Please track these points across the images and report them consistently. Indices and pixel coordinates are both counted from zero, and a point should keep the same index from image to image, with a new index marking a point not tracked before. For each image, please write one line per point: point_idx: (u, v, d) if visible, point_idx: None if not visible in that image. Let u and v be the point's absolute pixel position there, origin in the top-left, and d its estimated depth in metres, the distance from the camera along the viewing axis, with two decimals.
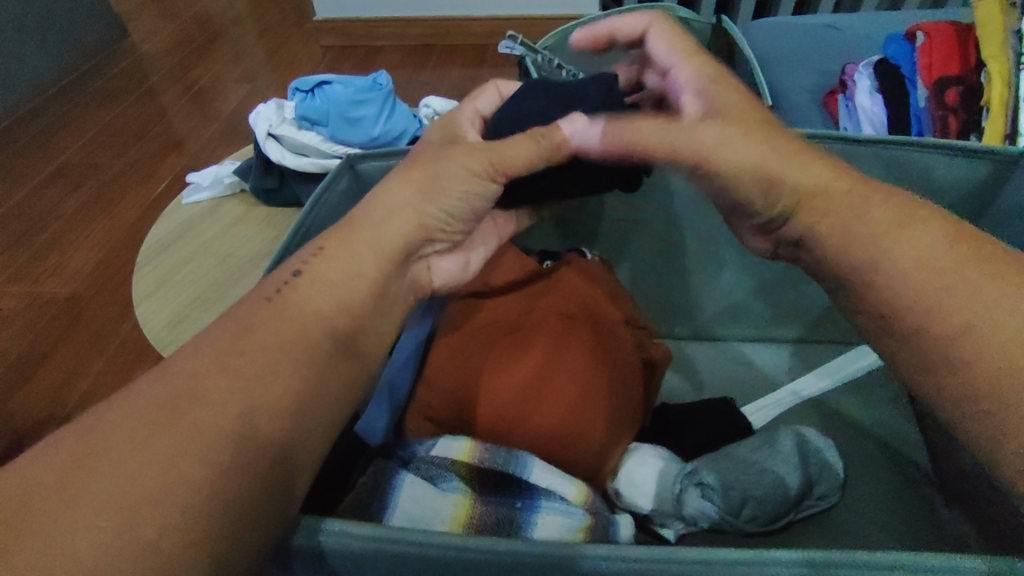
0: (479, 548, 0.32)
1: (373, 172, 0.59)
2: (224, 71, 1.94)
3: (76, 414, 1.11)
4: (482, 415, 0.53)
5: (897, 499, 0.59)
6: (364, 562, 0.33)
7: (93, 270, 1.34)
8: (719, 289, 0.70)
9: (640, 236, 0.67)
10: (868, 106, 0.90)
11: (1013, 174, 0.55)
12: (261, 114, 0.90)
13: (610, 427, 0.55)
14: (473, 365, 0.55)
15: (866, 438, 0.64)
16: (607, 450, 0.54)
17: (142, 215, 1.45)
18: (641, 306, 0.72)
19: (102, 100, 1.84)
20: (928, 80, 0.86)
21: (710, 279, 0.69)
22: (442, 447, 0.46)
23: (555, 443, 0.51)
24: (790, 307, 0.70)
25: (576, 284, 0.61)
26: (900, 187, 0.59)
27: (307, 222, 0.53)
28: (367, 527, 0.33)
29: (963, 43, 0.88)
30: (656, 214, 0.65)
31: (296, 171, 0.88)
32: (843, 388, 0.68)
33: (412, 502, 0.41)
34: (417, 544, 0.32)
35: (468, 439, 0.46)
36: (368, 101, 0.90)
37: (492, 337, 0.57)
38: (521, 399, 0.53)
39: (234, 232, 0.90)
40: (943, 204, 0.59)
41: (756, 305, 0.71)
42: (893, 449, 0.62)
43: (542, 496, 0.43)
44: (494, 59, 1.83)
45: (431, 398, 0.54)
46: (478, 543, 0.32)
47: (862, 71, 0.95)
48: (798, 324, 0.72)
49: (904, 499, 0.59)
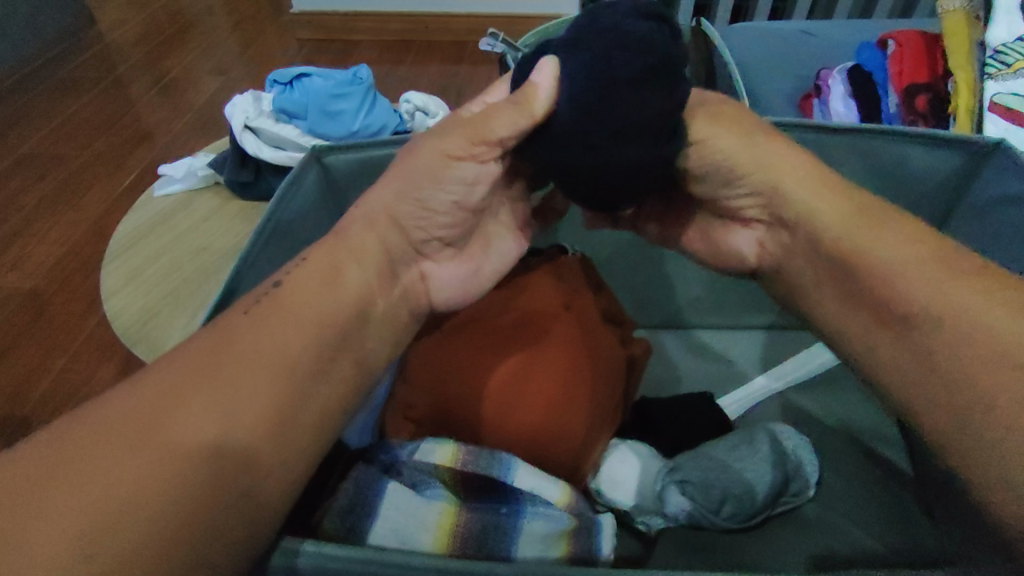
0: (461, 569, 0.32)
1: (343, 165, 0.59)
2: (196, 62, 1.89)
3: (38, 412, 1.07)
4: (461, 412, 0.52)
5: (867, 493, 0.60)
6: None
7: (56, 264, 1.30)
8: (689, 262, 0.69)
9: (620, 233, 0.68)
10: (842, 113, 0.92)
11: (984, 169, 0.56)
12: (238, 105, 0.88)
13: (591, 427, 0.55)
14: (453, 364, 0.55)
15: (828, 429, 0.66)
16: (585, 448, 0.54)
17: (108, 208, 1.41)
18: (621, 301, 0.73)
19: (66, 90, 1.78)
20: (897, 88, 0.90)
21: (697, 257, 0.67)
22: (425, 451, 0.45)
23: (533, 444, 0.52)
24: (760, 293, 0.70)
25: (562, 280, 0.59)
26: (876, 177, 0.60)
27: (276, 219, 0.53)
28: (343, 547, 0.33)
29: (931, 52, 0.92)
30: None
31: (272, 164, 0.87)
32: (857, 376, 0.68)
33: (395, 511, 0.41)
34: (395, 566, 0.32)
35: (451, 442, 0.45)
36: (348, 95, 0.88)
37: (472, 334, 0.57)
38: (504, 398, 0.53)
39: (208, 225, 0.88)
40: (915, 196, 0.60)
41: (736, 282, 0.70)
42: (849, 439, 0.65)
43: (527, 501, 0.43)
44: (473, 56, 1.82)
45: (408, 395, 0.54)
46: (458, 565, 0.33)
47: (837, 78, 0.97)
48: (772, 313, 0.73)
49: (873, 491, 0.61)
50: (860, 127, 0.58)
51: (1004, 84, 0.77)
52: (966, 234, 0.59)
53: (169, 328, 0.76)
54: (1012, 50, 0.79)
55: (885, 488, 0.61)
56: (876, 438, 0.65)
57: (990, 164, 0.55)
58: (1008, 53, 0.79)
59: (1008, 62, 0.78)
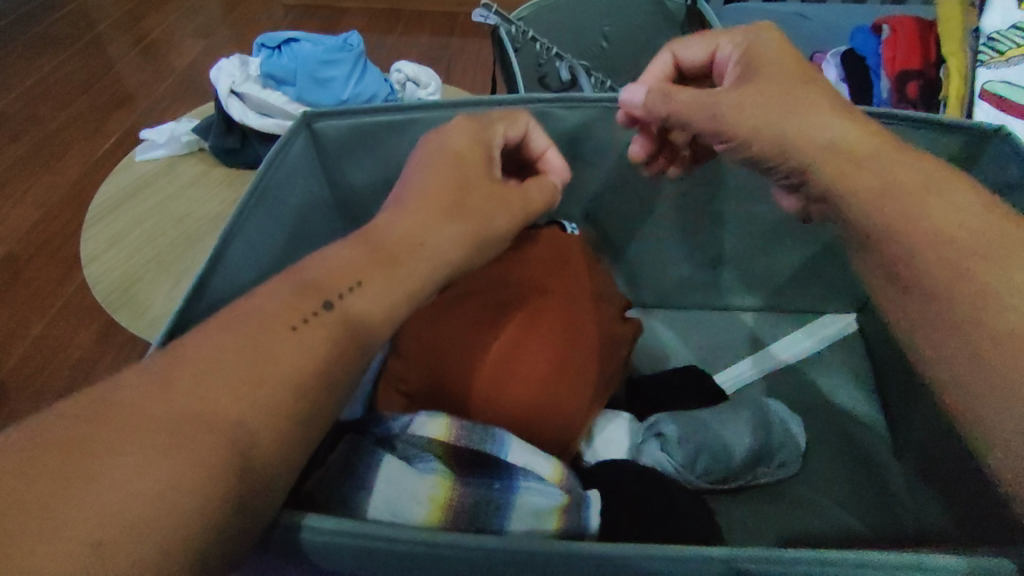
0: (448, 545, 0.33)
1: (330, 132, 0.57)
2: (177, 24, 1.83)
3: (14, 379, 1.05)
4: (454, 387, 0.53)
5: (851, 474, 0.63)
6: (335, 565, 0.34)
7: (32, 228, 1.26)
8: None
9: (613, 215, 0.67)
10: (834, 93, 0.95)
11: (985, 151, 0.57)
12: (224, 69, 0.85)
13: (583, 404, 0.55)
14: (446, 339, 0.55)
15: (818, 412, 0.67)
16: (579, 427, 0.54)
17: (87, 172, 1.37)
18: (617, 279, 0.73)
19: (41, 48, 1.72)
20: (890, 73, 0.91)
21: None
22: (419, 425, 0.46)
23: (528, 422, 0.52)
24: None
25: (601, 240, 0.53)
26: None
27: (263, 187, 0.51)
28: (342, 521, 0.33)
29: (925, 38, 0.92)
30: None
31: (259, 132, 0.85)
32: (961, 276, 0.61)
33: (387, 484, 0.41)
34: (386, 540, 0.33)
35: (445, 418, 0.46)
36: (337, 62, 0.85)
37: (466, 309, 0.57)
38: (496, 373, 0.53)
39: (192, 191, 0.86)
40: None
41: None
42: (841, 421, 0.67)
43: (521, 476, 0.44)
44: (464, 28, 1.79)
45: (402, 371, 0.54)
46: (446, 539, 0.33)
47: (829, 61, 1.01)
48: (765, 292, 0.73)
49: (856, 474, 0.63)
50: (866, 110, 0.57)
51: (995, 72, 0.78)
52: None
53: (153, 295, 0.74)
54: (1005, 38, 0.79)
55: (869, 470, 0.63)
56: (867, 423, 0.67)
57: (990, 146, 0.56)
58: (1001, 41, 0.79)
59: (999, 50, 0.79)
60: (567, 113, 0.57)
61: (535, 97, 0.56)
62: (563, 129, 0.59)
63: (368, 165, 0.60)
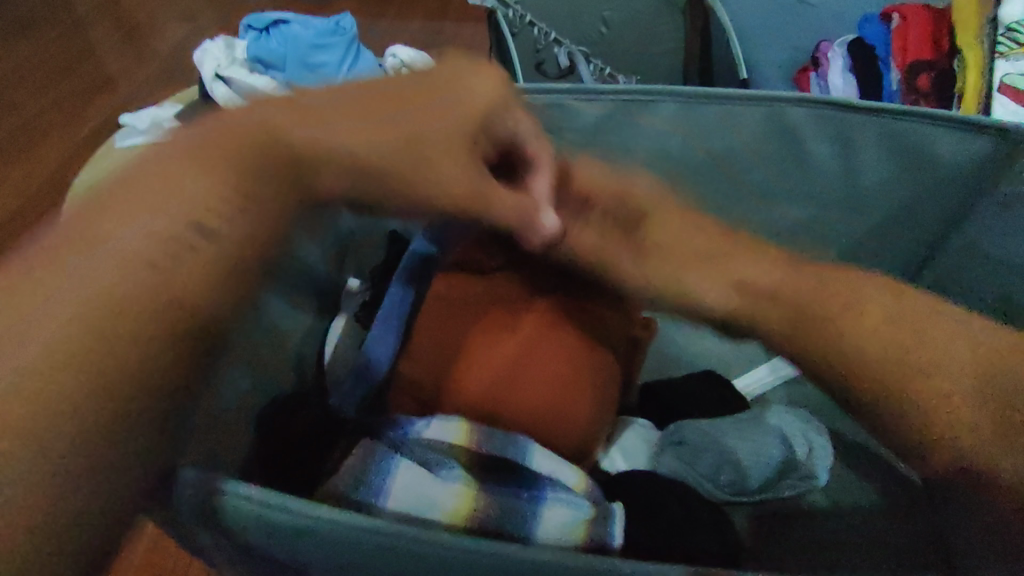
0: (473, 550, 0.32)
1: None
2: (161, 6, 1.77)
3: None
4: (465, 393, 0.52)
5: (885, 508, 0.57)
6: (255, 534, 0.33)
7: (8, 218, 1.21)
8: (819, 138, 0.57)
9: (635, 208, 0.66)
10: (840, 84, 0.93)
11: (1011, 156, 0.53)
12: (207, 51, 0.81)
13: (595, 409, 0.55)
14: (456, 339, 0.54)
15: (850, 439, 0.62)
16: (589, 433, 0.54)
17: (66, 160, 1.32)
18: None
19: (17, 29, 1.65)
20: (902, 63, 0.89)
21: (826, 149, 0.58)
22: (437, 431, 0.47)
23: (535, 424, 0.51)
24: (904, 208, 0.60)
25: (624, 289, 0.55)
26: (899, 161, 0.57)
27: None
28: (267, 491, 0.33)
29: (936, 28, 0.90)
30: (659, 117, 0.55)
31: (244, 117, 0.80)
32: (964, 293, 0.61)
33: (407, 490, 0.39)
34: (407, 541, 0.32)
35: (464, 423, 0.47)
36: (330, 46, 0.81)
37: (479, 308, 0.56)
38: (509, 379, 0.52)
39: None
40: (944, 187, 0.57)
41: (868, 198, 0.60)
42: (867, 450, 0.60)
43: (548, 486, 0.44)
44: (458, 12, 1.74)
45: (410, 355, 0.54)
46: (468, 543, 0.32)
47: (836, 50, 0.97)
48: None
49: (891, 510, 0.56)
50: (889, 108, 0.55)
51: (1014, 64, 0.77)
52: (989, 223, 0.58)
53: None
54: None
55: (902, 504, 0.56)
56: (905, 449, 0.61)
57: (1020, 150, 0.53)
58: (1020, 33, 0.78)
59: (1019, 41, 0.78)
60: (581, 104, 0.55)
61: (547, 87, 0.54)
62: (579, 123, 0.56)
63: None
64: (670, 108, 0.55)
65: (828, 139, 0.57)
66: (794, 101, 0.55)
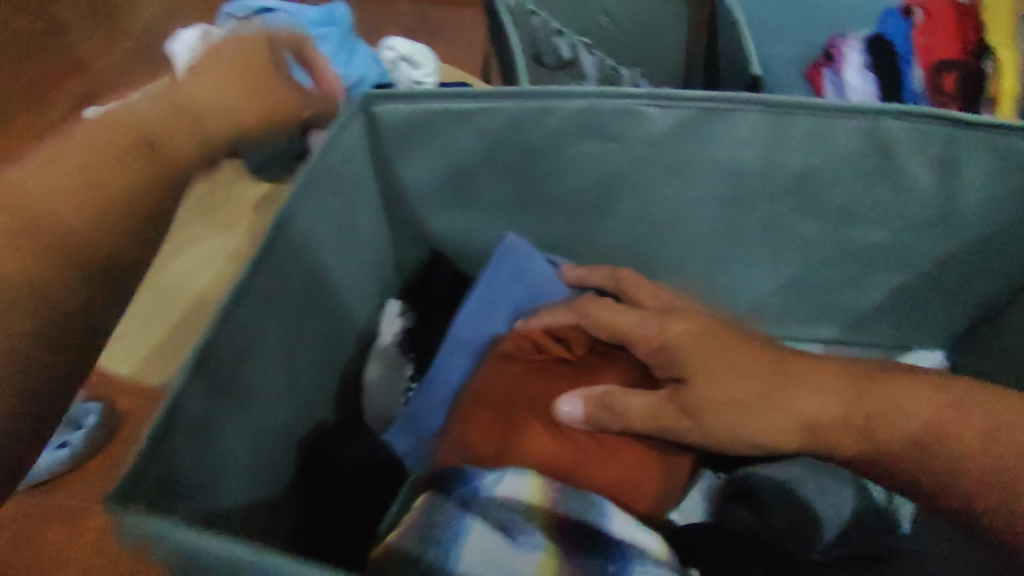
0: None
1: (389, 115, 0.57)
2: None
3: None
4: (541, 455, 0.53)
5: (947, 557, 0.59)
6: (175, 564, 0.35)
7: None
8: (920, 156, 0.58)
9: (699, 219, 0.67)
10: (858, 83, 0.88)
11: None
12: (183, 43, 0.73)
13: (662, 475, 0.55)
14: (518, 417, 0.55)
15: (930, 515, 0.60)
16: (651, 495, 0.55)
17: None
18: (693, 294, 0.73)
19: None
20: (926, 62, 0.85)
21: (917, 165, 0.59)
22: (510, 486, 0.46)
23: (613, 487, 0.53)
24: (1000, 227, 0.62)
25: (683, 337, 0.55)
26: (999, 177, 0.59)
27: (311, 177, 0.53)
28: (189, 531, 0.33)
29: (962, 24, 0.86)
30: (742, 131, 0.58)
31: None
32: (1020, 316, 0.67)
33: (482, 550, 0.40)
34: None
35: (537, 481, 0.47)
36: (322, 38, 0.72)
37: (539, 364, 0.59)
38: (582, 446, 0.54)
39: None
40: None
41: (962, 218, 0.62)
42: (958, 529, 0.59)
43: (635, 555, 0.43)
44: None
45: (466, 412, 0.58)
46: None
47: (853, 44, 0.91)
48: (840, 323, 0.77)
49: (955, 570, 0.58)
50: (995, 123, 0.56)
51: None
52: None
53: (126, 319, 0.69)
54: None
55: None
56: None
57: None
58: None
59: None
60: (660, 114, 0.58)
61: (629, 94, 0.57)
62: (649, 132, 0.59)
63: (428, 161, 0.62)
64: (752, 118, 0.58)
65: (931, 153, 0.58)
66: (901, 115, 0.56)
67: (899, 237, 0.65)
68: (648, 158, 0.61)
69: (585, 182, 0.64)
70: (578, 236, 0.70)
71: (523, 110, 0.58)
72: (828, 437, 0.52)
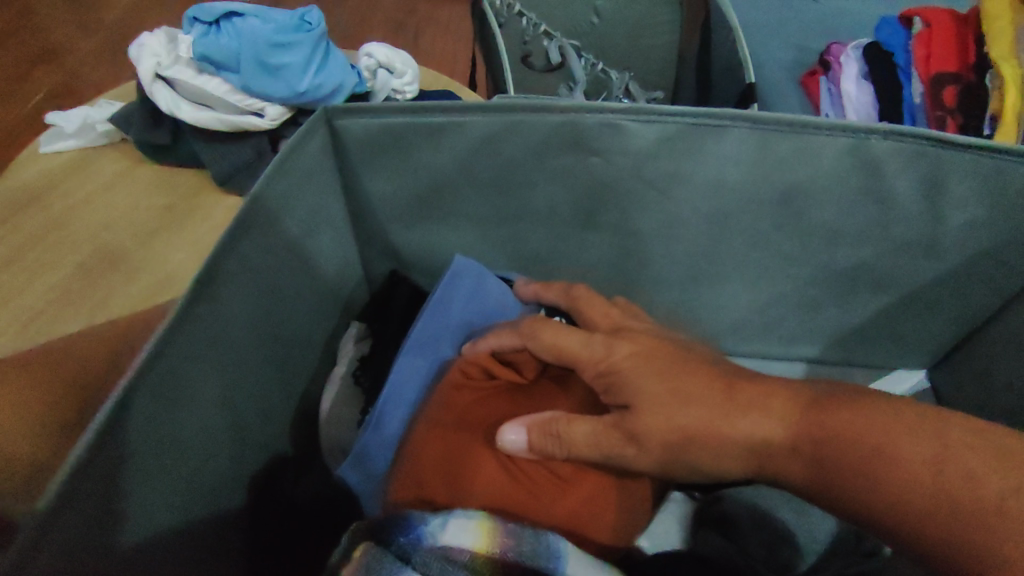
0: None
1: (353, 130, 0.52)
2: None
3: None
4: (491, 496, 0.47)
5: None
6: None
7: None
8: (910, 176, 0.53)
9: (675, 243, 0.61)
10: (855, 93, 0.85)
11: None
12: (145, 45, 0.68)
13: (619, 515, 0.50)
14: (467, 452, 0.48)
15: None
16: (608, 535, 0.49)
17: None
18: (669, 316, 0.69)
19: None
20: (924, 75, 0.82)
21: (912, 190, 0.54)
22: (455, 530, 0.38)
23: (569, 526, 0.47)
24: (990, 251, 0.58)
25: (629, 362, 0.50)
26: (991, 202, 0.54)
27: (261, 198, 0.47)
28: None
29: (963, 38, 0.83)
30: (731, 146, 0.52)
31: (193, 126, 0.70)
32: (1006, 341, 0.64)
33: None
34: None
35: (486, 521, 0.39)
36: (294, 45, 0.68)
37: (488, 393, 0.53)
38: (529, 485, 0.48)
39: (110, 197, 0.72)
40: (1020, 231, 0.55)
41: (948, 244, 0.58)
42: None
43: None
44: None
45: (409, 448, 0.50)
46: None
47: (851, 54, 0.89)
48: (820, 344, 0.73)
49: None
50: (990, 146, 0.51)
51: None
52: None
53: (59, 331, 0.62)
54: None
55: None
56: None
57: None
58: None
59: None
60: (638, 128, 0.52)
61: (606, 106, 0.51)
62: (631, 147, 0.53)
63: (386, 174, 0.55)
64: (743, 136, 0.52)
65: (922, 172, 0.53)
66: (893, 133, 0.51)
67: (885, 260, 0.60)
68: (631, 170, 0.55)
69: (559, 196, 0.58)
70: (546, 256, 0.64)
71: (493, 125, 0.52)
72: (774, 469, 0.46)
